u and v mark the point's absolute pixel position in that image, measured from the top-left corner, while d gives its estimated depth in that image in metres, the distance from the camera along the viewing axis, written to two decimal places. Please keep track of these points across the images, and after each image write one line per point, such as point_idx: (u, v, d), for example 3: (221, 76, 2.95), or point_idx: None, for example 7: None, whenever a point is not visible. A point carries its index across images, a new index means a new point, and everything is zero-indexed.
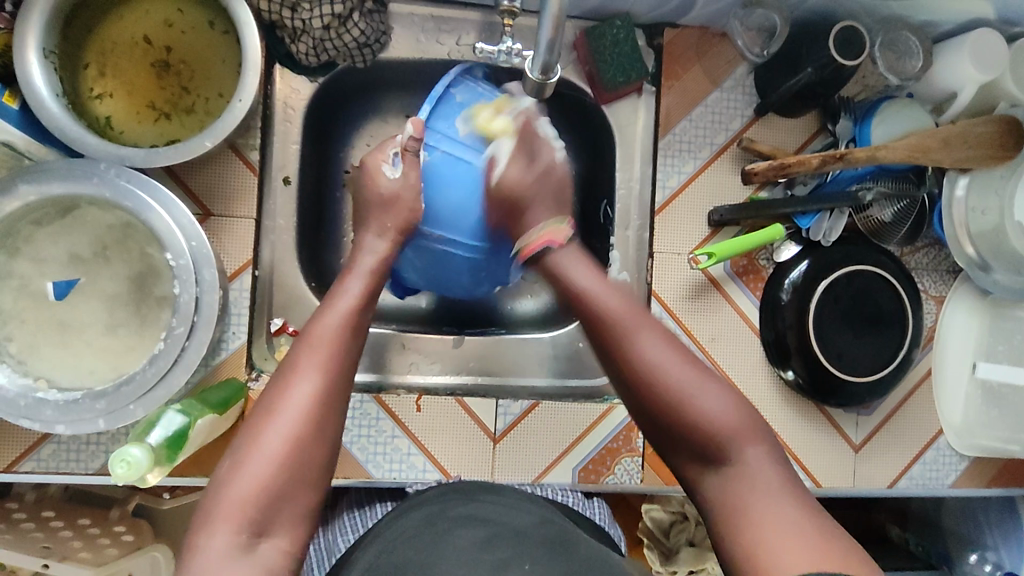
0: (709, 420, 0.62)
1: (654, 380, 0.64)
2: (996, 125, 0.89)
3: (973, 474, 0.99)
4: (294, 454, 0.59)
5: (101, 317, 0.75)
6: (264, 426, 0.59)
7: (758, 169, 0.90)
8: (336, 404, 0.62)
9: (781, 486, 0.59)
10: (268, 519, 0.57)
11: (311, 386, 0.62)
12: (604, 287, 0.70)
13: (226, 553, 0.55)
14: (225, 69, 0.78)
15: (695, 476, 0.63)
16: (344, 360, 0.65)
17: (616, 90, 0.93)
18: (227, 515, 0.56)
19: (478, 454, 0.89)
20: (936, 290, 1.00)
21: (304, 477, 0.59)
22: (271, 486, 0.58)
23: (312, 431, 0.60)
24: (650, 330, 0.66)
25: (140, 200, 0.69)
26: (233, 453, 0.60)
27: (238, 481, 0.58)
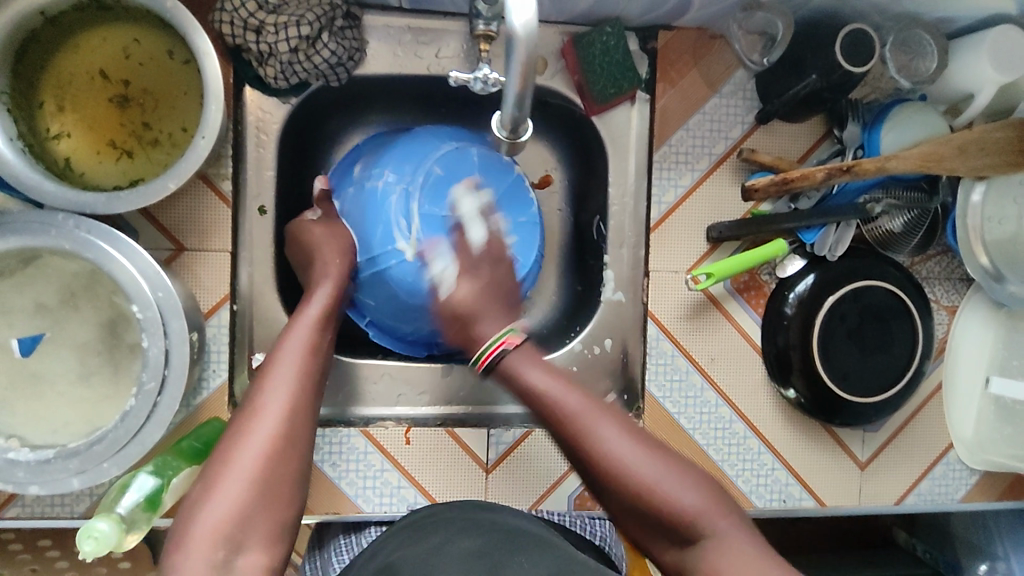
0: (679, 508, 0.62)
1: (617, 472, 0.63)
2: (1016, 129, 0.83)
3: (984, 488, 0.96)
4: (268, 469, 0.59)
5: (73, 367, 0.72)
6: (234, 449, 0.59)
7: (758, 185, 0.84)
8: (305, 421, 0.63)
9: (764, 558, 0.59)
10: (243, 535, 0.56)
11: (281, 406, 0.62)
12: (563, 386, 0.67)
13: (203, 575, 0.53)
14: (189, 101, 0.74)
15: (675, 561, 0.63)
16: (313, 379, 0.66)
17: (606, 102, 0.88)
18: (203, 537, 0.55)
19: (470, 484, 0.87)
20: (948, 300, 0.95)
21: (279, 491, 0.59)
22: (251, 505, 0.57)
23: (285, 448, 0.60)
24: (605, 419, 0.66)
25: (102, 251, 0.66)
26: (204, 477, 0.59)
27: (211, 501, 0.56)
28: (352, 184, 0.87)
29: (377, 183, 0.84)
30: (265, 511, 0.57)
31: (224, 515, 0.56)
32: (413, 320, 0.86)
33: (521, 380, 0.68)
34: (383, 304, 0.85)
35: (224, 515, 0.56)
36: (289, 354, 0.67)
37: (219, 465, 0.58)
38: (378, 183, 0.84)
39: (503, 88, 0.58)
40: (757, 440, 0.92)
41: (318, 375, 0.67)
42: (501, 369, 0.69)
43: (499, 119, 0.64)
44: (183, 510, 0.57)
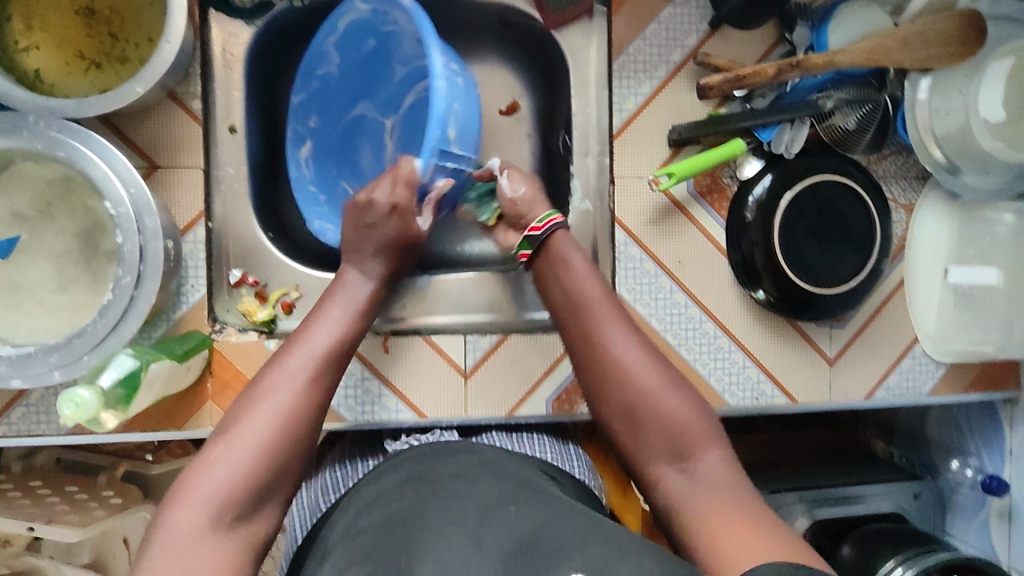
0: (672, 417, 0.67)
1: (625, 376, 0.70)
2: (955, 21, 0.86)
3: (951, 380, 0.99)
4: (278, 443, 0.60)
5: (52, 276, 0.74)
6: (248, 411, 0.61)
7: (712, 83, 0.86)
8: (318, 406, 0.64)
9: (735, 484, 0.62)
10: (246, 505, 0.56)
11: (300, 381, 0.64)
12: (590, 277, 0.77)
13: (195, 533, 0.53)
14: (153, 11, 0.76)
15: (659, 472, 0.66)
16: (332, 364, 0.67)
17: (563, 11, 0.92)
18: (200, 497, 0.55)
19: (451, 390, 0.90)
20: (906, 199, 0.98)
21: (285, 467, 0.60)
22: (257, 478, 0.57)
23: (295, 424, 0.61)
24: (621, 330, 0.73)
25: (74, 149, 0.68)
26: (216, 439, 0.60)
27: (215, 467, 0.57)
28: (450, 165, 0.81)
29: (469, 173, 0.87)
30: (267, 486, 0.58)
31: (224, 483, 0.56)
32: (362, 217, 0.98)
33: (564, 261, 0.79)
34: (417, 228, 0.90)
35: (223, 484, 0.56)
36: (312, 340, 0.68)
37: (227, 433, 0.60)
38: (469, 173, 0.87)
39: None
40: (728, 339, 0.95)
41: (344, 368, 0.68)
42: (550, 246, 0.81)
43: None
44: (187, 469, 0.58)
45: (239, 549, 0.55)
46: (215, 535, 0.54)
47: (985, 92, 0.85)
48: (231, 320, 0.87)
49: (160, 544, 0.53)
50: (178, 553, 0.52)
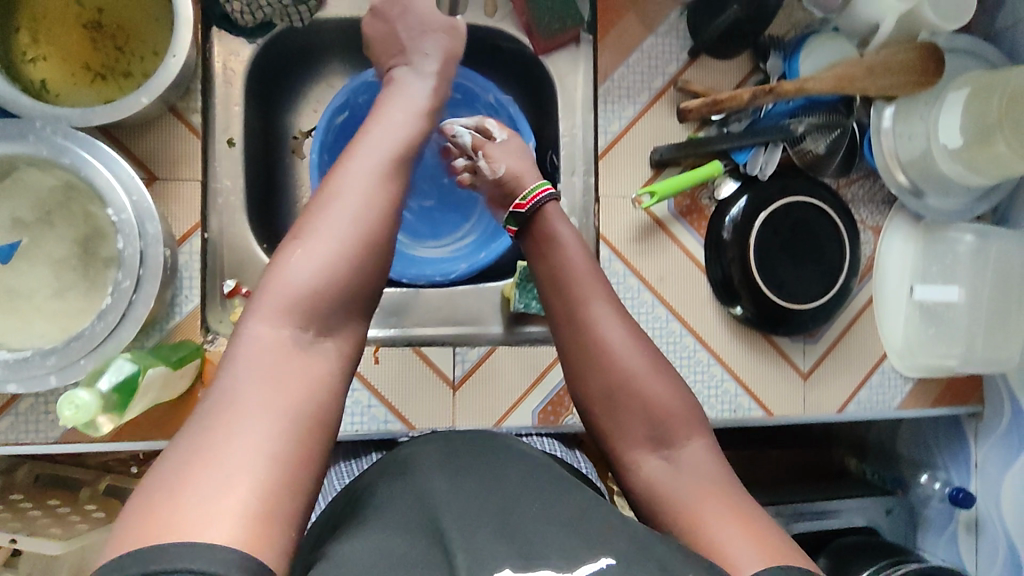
0: (657, 402, 0.72)
1: (609, 357, 0.74)
2: (917, 52, 0.91)
3: (918, 395, 1.03)
4: (351, 256, 0.61)
5: (50, 282, 0.75)
6: (317, 222, 0.62)
7: (692, 106, 0.92)
8: (391, 218, 0.65)
9: (717, 472, 0.68)
10: (324, 317, 0.60)
11: (368, 195, 0.63)
12: (578, 257, 0.79)
13: (282, 343, 0.57)
14: (160, 29, 0.79)
15: (640, 453, 0.72)
16: (400, 169, 0.67)
17: (552, 37, 0.96)
18: (281, 303, 0.58)
19: (438, 400, 0.91)
20: (873, 221, 1.03)
21: (362, 275, 0.62)
22: (330, 287, 0.60)
23: (365, 237, 0.62)
24: (604, 307, 0.76)
25: (79, 156, 0.69)
26: (288, 247, 0.62)
27: (291, 272, 0.60)
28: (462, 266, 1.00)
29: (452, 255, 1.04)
30: (342, 301, 0.61)
31: (299, 290, 0.59)
32: None
33: (551, 241, 0.81)
34: (391, 258, 0.99)
35: (303, 290, 0.59)
36: (375, 150, 0.67)
37: (298, 240, 0.61)
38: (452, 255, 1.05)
39: None
40: (707, 353, 0.98)
41: (408, 175, 0.68)
42: (539, 225, 0.83)
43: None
44: (264, 274, 0.61)
45: (324, 361, 0.58)
46: (299, 346, 0.58)
47: (945, 118, 0.91)
48: (224, 331, 0.88)
49: (250, 349, 0.56)
50: (264, 362, 0.56)
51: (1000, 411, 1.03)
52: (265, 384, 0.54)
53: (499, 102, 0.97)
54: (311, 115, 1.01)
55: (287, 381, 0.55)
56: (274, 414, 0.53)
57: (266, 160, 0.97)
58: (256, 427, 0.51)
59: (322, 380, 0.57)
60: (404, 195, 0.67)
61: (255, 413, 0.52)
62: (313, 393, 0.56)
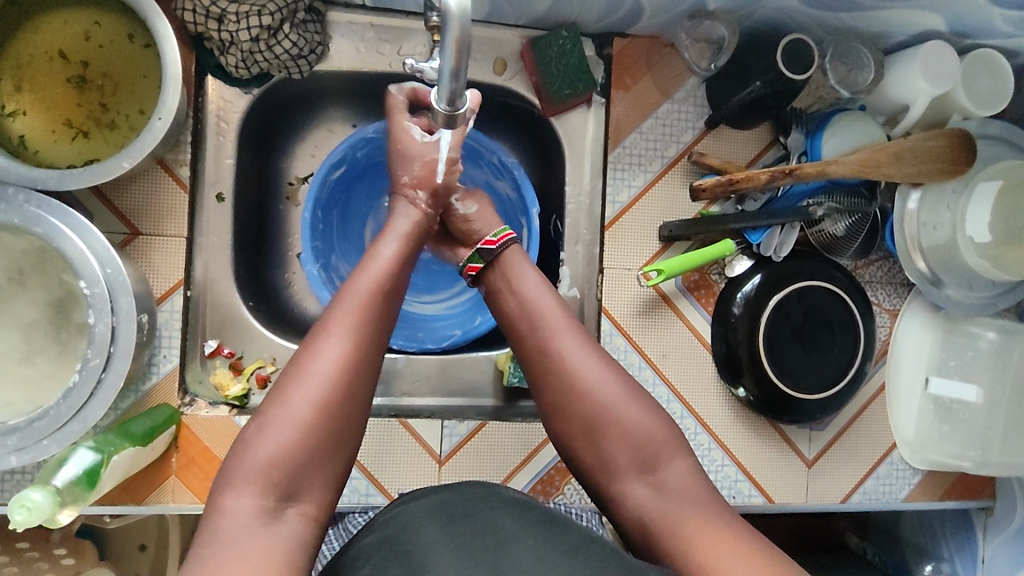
0: (637, 430, 0.68)
1: (580, 392, 0.69)
2: (947, 139, 0.87)
3: (927, 488, 0.98)
4: (321, 418, 0.58)
5: (19, 346, 0.71)
6: (289, 387, 0.59)
7: (706, 185, 0.87)
8: (365, 373, 0.62)
9: (705, 498, 0.65)
10: (294, 487, 0.56)
11: (339, 351, 0.61)
12: (542, 289, 0.75)
13: (252, 519, 0.54)
14: (148, 83, 0.75)
15: (629, 484, 0.67)
16: (376, 320, 0.64)
17: (563, 102, 0.91)
18: (251, 478, 0.55)
19: (421, 474, 0.87)
20: (891, 304, 0.99)
21: (333, 436, 0.59)
22: (299, 454, 0.57)
23: (338, 396, 0.59)
24: (571, 333, 0.72)
25: (52, 226, 0.67)
26: (259, 412, 0.59)
27: (260, 444, 0.57)
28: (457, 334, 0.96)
29: (451, 316, 1.00)
30: (313, 468, 0.57)
31: (269, 461, 0.56)
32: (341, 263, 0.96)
33: (515, 274, 0.77)
34: None
35: (274, 462, 0.56)
36: (349, 304, 0.64)
37: (268, 408, 0.59)
38: (451, 315, 1.01)
39: (437, 66, 0.51)
40: (707, 436, 0.94)
41: (385, 324, 0.65)
42: (503, 260, 0.78)
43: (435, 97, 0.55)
44: (235, 444, 0.58)
45: (292, 533, 0.55)
46: (270, 520, 0.54)
47: (972, 210, 0.87)
48: (202, 392, 0.84)
49: (220, 532, 0.53)
50: (234, 538, 0.52)
51: (1011, 508, 0.99)
52: (235, 561, 0.51)
53: (504, 163, 0.93)
54: (308, 160, 0.95)
55: (253, 553, 0.52)
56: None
57: (259, 211, 0.93)
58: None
59: (292, 551, 0.54)
60: (380, 342, 0.64)
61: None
62: (282, 560, 0.52)
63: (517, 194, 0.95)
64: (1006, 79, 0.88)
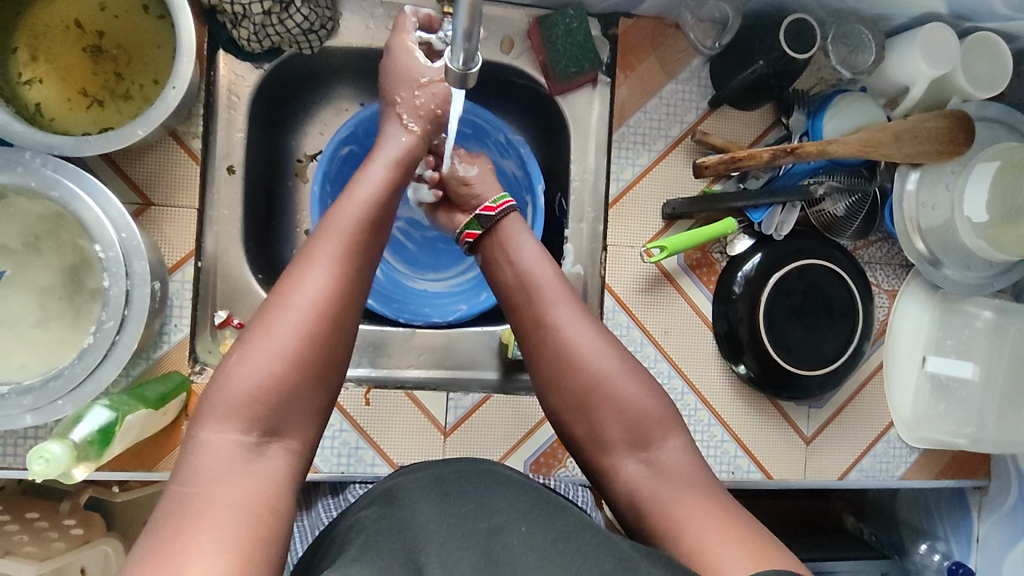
0: (631, 405, 0.69)
1: (577, 364, 0.70)
2: (946, 121, 0.88)
3: (923, 466, 1.00)
4: (304, 350, 0.59)
5: (34, 310, 0.73)
6: (273, 317, 0.60)
7: (708, 163, 0.89)
8: (349, 307, 0.62)
9: (696, 476, 0.66)
10: (275, 417, 0.57)
11: (323, 282, 0.61)
12: (542, 263, 0.76)
13: (235, 451, 0.55)
14: (162, 55, 0.76)
15: (619, 459, 0.68)
16: (359, 252, 0.65)
17: (569, 81, 0.92)
18: (233, 406, 0.56)
19: (426, 445, 0.89)
20: (889, 285, 1.00)
21: (317, 368, 0.60)
22: (282, 384, 0.58)
23: (322, 329, 0.60)
24: (570, 309, 0.73)
25: (68, 189, 0.69)
26: (242, 340, 0.60)
27: (243, 372, 0.57)
28: (460, 308, 0.98)
29: (454, 292, 1.02)
30: (296, 398, 0.59)
31: (252, 391, 0.57)
32: None
33: (512, 247, 0.78)
34: (388, 299, 0.97)
35: (256, 391, 0.57)
36: (334, 236, 0.64)
37: (251, 337, 0.59)
38: (454, 291, 1.02)
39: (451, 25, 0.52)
40: (707, 412, 0.95)
41: (369, 258, 0.66)
42: (502, 233, 0.79)
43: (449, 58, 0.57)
44: (217, 372, 0.59)
45: (275, 468, 0.56)
46: (253, 452, 0.56)
47: (970, 192, 0.89)
48: (213, 361, 0.85)
49: (203, 461, 0.54)
50: (219, 470, 0.54)
51: (1007, 486, 1.00)
52: (219, 496, 0.52)
53: (510, 141, 0.95)
54: (317, 137, 0.97)
55: (236, 487, 0.53)
56: (228, 520, 0.51)
57: (269, 186, 0.94)
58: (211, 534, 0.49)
59: (276, 484, 0.55)
60: (364, 276, 0.65)
61: (211, 521, 0.50)
62: (264, 496, 0.54)
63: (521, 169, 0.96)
64: (1004, 61, 0.89)
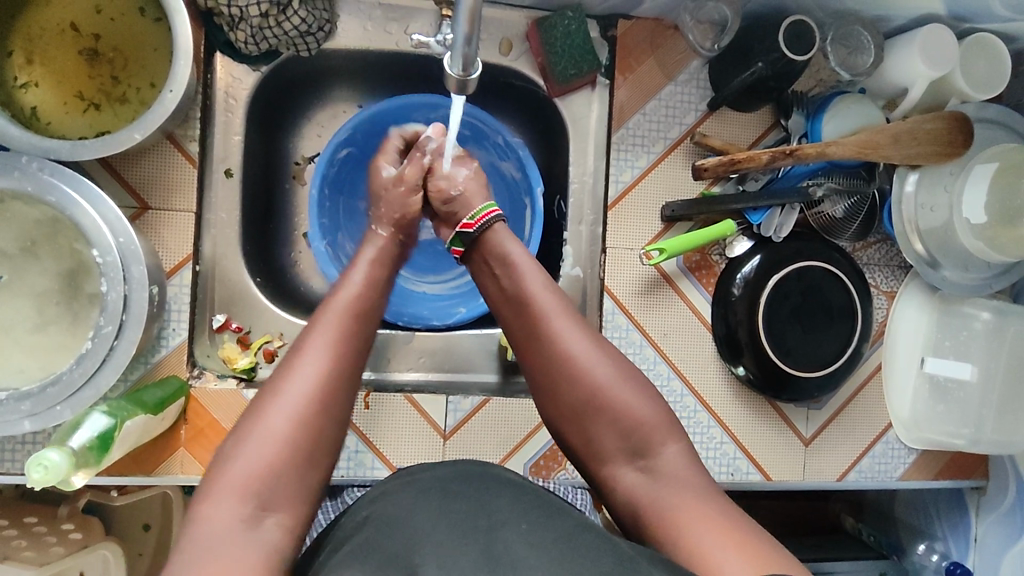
0: (629, 414, 0.68)
1: (572, 374, 0.69)
2: (945, 122, 0.88)
3: (921, 467, 1.00)
4: (299, 429, 0.59)
5: (31, 315, 0.72)
6: (268, 400, 0.60)
7: (708, 165, 0.88)
8: (343, 388, 0.62)
9: (695, 481, 0.66)
10: (271, 495, 0.56)
11: (317, 366, 0.62)
12: (533, 269, 0.75)
13: (231, 527, 0.54)
14: (159, 57, 0.76)
15: (616, 468, 0.68)
16: (353, 333, 0.66)
17: (568, 83, 0.92)
18: (229, 488, 0.56)
19: (426, 448, 0.89)
20: (888, 286, 1.00)
21: (312, 448, 0.59)
22: (278, 464, 0.57)
23: (316, 409, 0.60)
24: (562, 315, 0.71)
25: (66, 194, 0.68)
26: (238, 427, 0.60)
27: (238, 455, 0.57)
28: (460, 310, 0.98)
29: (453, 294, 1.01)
30: (294, 478, 0.58)
31: (247, 470, 0.56)
32: (345, 240, 0.96)
33: (502, 253, 0.76)
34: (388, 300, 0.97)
35: (251, 472, 0.56)
36: (327, 320, 0.66)
37: (247, 422, 0.59)
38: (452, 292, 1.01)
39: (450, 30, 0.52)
40: (707, 414, 0.95)
41: (363, 340, 0.66)
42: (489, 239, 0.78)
43: (448, 63, 0.56)
44: (213, 460, 0.58)
45: (270, 541, 0.55)
46: (249, 532, 0.54)
47: (969, 194, 0.89)
48: (211, 365, 0.85)
49: (199, 539, 0.53)
50: (216, 553, 0.52)
51: (1004, 486, 1.00)
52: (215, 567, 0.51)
53: (508, 143, 0.94)
54: (315, 139, 0.97)
55: (233, 561, 0.52)
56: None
57: (267, 188, 0.94)
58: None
59: (272, 565, 0.53)
60: (358, 357, 0.65)
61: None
62: (260, 569, 0.52)
63: (520, 171, 0.96)
64: (1004, 62, 0.89)
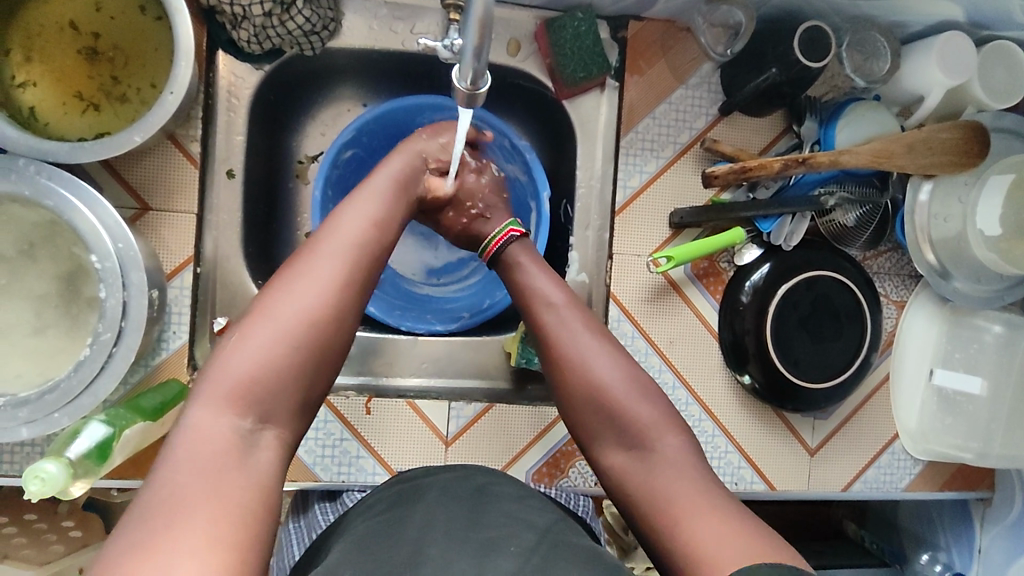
0: (631, 413, 0.67)
1: (578, 373, 0.69)
2: (961, 132, 0.87)
3: (926, 477, 0.99)
4: (305, 336, 0.58)
5: (29, 319, 0.71)
6: (274, 303, 0.59)
7: (719, 172, 0.86)
8: (353, 301, 0.61)
9: (696, 470, 0.64)
10: (269, 407, 0.56)
11: (329, 274, 0.60)
12: (538, 273, 0.76)
13: (226, 434, 0.53)
14: (160, 57, 0.74)
15: (619, 466, 0.67)
16: (368, 243, 0.64)
17: (577, 85, 0.90)
18: (224, 391, 0.55)
19: (427, 454, 0.88)
20: (898, 295, 0.99)
21: (315, 359, 0.58)
22: (280, 372, 0.56)
23: (324, 317, 0.59)
24: (570, 313, 0.72)
25: (63, 198, 0.67)
26: (239, 328, 0.59)
27: (238, 357, 0.56)
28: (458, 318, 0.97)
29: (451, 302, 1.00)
30: (293, 388, 0.57)
31: (247, 374, 0.55)
32: None
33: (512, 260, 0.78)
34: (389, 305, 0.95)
35: (250, 376, 0.55)
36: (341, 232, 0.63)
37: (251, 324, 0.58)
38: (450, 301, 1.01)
39: (460, 41, 0.50)
40: (712, 423, 0.94)
41: (375, 254, 0.64)
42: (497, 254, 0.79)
43: (456, 74, 0.55)
44: (210, 361, 0.57)
45: (265, 454, 0.55)
46: (240, 441, 0.54)
47: (982, 206, 0.87)
48: None
49: (193, 442, 0.52)
50: (206, 456, 0.52)
51: (1010, 499, 1.00)
52: (208, 474, 0.51)
53: (515, 146, 0.93)
54: (319, 138, 0.95)
55: (226, 471, 0.51)
56: (217, 507, 0.49)
57: (270, 188, 0.93)
58: (198, 521, 0.47)
59: (263, 473, 0.53)
60: (373, 270, 0.64)
61: (199, 494, 0.49)
62: (254, 480, 0.52)
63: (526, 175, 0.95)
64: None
